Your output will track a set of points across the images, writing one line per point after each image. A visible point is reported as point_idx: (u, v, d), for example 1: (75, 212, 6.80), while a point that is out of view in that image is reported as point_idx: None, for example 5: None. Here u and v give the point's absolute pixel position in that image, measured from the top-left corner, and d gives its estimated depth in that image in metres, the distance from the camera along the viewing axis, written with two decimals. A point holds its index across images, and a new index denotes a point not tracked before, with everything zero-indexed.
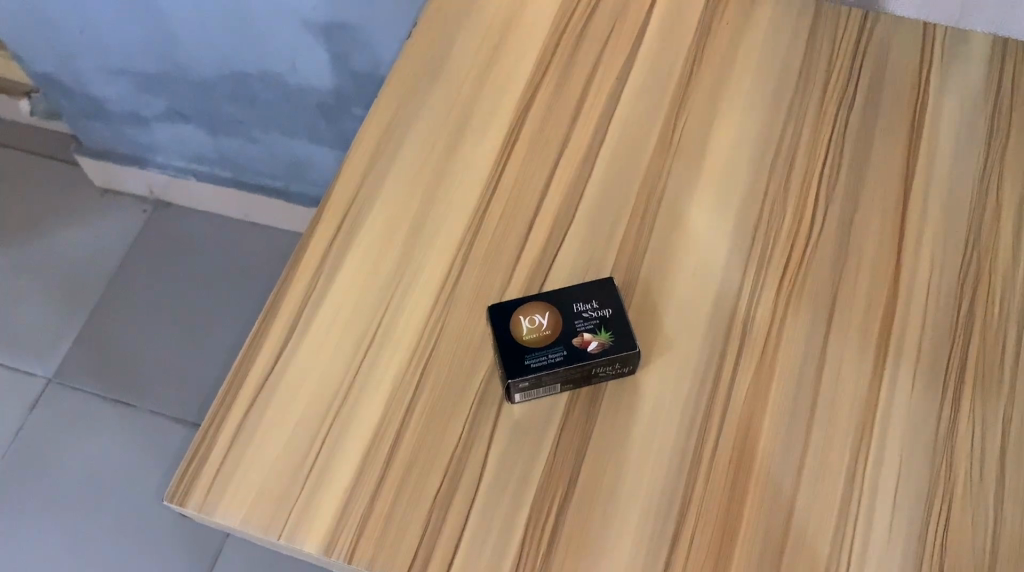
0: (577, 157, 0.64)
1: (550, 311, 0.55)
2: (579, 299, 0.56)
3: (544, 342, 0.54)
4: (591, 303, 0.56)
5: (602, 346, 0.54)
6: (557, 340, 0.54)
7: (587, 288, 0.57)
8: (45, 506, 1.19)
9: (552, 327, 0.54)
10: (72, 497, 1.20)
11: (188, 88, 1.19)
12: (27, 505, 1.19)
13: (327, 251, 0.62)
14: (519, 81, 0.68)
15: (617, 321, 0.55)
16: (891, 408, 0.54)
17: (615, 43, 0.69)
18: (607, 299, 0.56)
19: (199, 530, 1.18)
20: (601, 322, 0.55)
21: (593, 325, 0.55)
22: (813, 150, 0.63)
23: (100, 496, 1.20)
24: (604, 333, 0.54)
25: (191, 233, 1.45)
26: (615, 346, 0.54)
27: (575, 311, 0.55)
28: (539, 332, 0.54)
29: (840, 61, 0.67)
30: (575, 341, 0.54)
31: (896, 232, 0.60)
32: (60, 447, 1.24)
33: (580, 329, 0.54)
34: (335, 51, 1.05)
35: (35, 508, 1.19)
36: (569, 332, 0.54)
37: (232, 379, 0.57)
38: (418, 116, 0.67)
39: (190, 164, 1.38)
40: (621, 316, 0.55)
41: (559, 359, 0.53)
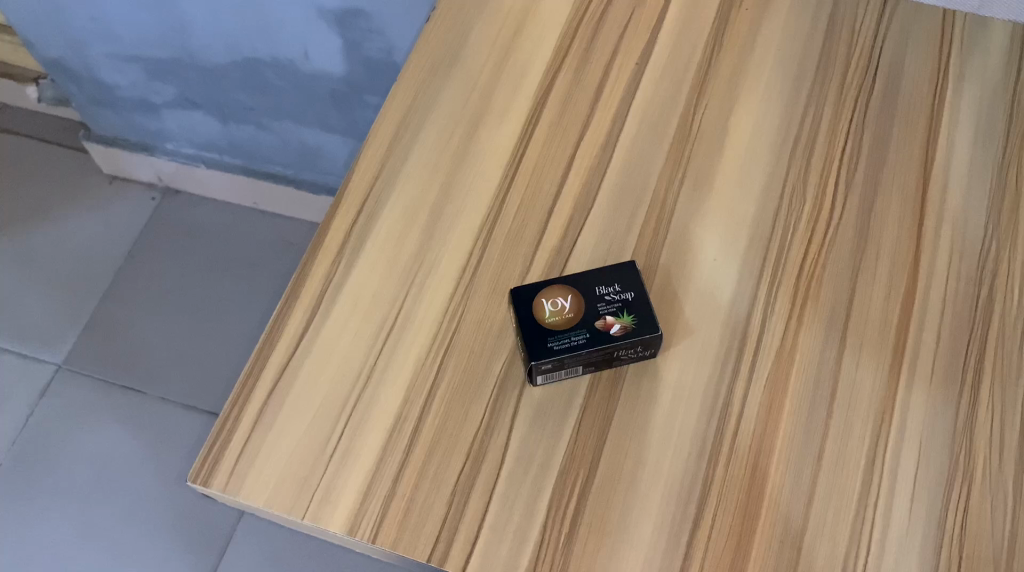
0: (597, 143, 0.64)
1: (572, 295, 0.55)
2: (601, 283, 0.56)
3: (567, 325, 0.54)
4: (613, 287, 0.56)
5: (624, 329, 0.54)
6: (579, 323, 0.54)
7: (608, 272, 0.57)
8: (56, 494, 1.20)
9: (574, 311, 0.55)
10: (82, 485, 1.21)
11: (199, 75, 1.20)
12: (38, 492, 1.20)
13: (348, 236, 0.62)
14: (538, 67, 0.68)
15: (639, 305, 0.55)
16: (911, 395, 0.54)
17: (633, 31, 0.69)
18: (628, 283, 0.56)
19: (210, 516, 1.19)
20: (623, 305, 0.55)
21: (615, 308, 0.55)
22: (832, 137, 0.63)
23: (110, 484, 1.21)
24: (626, 317, 0.54)
25: (201, 221, 1.45)
26: (638, 330, 0.54)
27: (597, 294, 0.56)
28: (561, 315, 0.55)
29: (860, 47, 0.67)
30: (598, 324, 0.54)
31: (916, 218, 0.60)
32: (71, 434, 1.24)
33: (602, 313, 0.55)
34: (348, 38, 1.05)
35: (45, 495, 1.20)
36: (592, 315, 0.54)
37: (255, 362, 0.57)
38: (437, 102, 0.67)
39: (200, 152, 1.38)
40: (644, 299, 0.56)
41: (582, 341, 0.53)
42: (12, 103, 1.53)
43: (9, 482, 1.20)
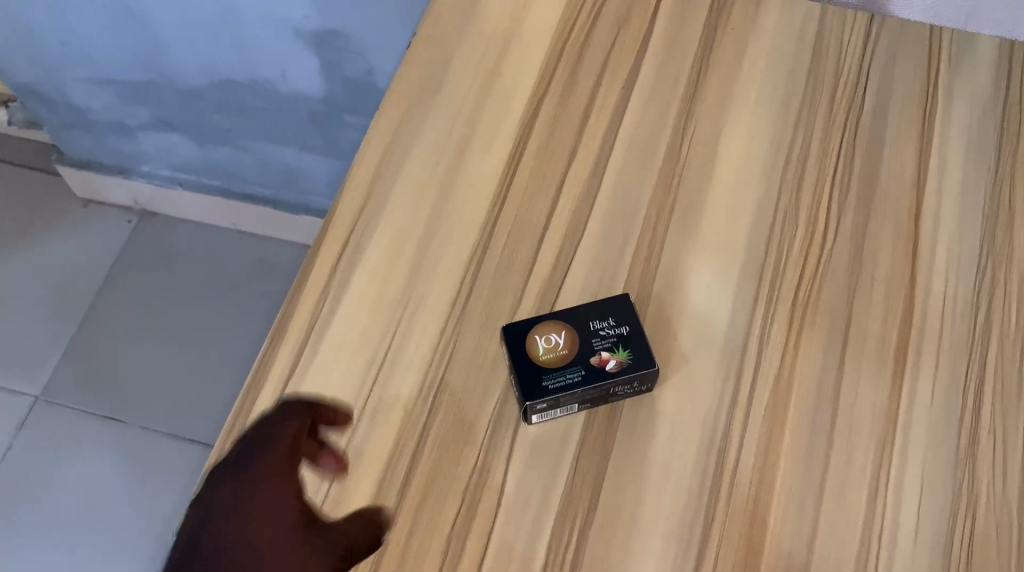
0: (586, 169, 0.63)
1: (566, 330, 0.54)
2: (595, 317, 0.55)
3: (561, 362, 0.53)
4: (608, 321, 0.55)
5: (620, 365, 0.53)
6: (574, 359, 0.53)
7: (602, 305, 0.56)
8: (40, 529, 1.17)
9: (568, 347, 0.54)
10: (66, 519, 1.19)
11: (175, 97, 1.18)
12: (20, 527, 1.17)
13: (333, 271, 0.60)
14: (523, 92, 0.67)
15: (635, 339, 0.54)
16: (912, 421, 0.53)
17: (619, 53, 0.68)
18: (623, 316, 0.55)
19: None
20: (618, 340, 0.54)
21: (610, 343, 0.54)
22: (823, 158, 0.62)
23: (96, 518, 1.19)
24: (622, 352, 0.53)
25: (180, 242, 1.43)
26: (635, 366, 0.53)
27: (592, 329, 0.54)
28: (555, 352, 0.53)
29: (848, 65, 0.66)
30: (593, 360, 0.53)
31: (911, 239, 0.59)
32: (53, 466, 1.22)
33: (597, 348, 0.53)
34: (327, 59, 1.04)
35: (28, 530, 1.17)
36: (587, 351, 0.53)
37: (242, 404, 0.56)
38: (421, 130, 0.65)
39: (176, 173, 1.36)
40: (638, 333, 0.54)
41: (577, 379, 0.52)
42: None
43: None
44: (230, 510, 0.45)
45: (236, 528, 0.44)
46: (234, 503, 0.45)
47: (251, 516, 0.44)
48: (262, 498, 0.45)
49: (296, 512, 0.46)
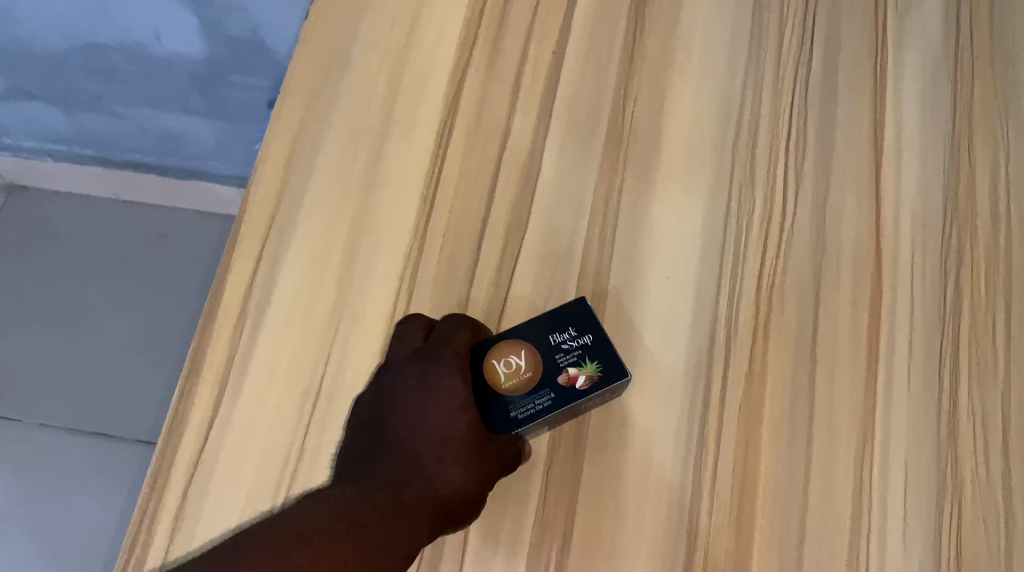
0: (522, 152, 0.57)
1: (525, 349, 0.47)
2: (555, 328, 0.48)
3: (526, 389, 0.47)
4: (569, 329, 0.48)
5: (590, 382, 0.47)
6: (540, 384, 0.47)
7: (560, 313, 0.49)
8: None
9: (532, 369, 0.47)
10: None
11: (32, 65, 1.06)
12: None
13: (251, 292, 0.54)
14: (444, 65, 0.60)
15: (602, 347, 0.48)
16: (890, 409, 0.50)
17: (545, 13, 0.61)
18: (584, 322, 0.48)
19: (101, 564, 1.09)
20: (584, 351, 0.47)
21: (575, 357, 0.47)
22: (776, 123, 0.58)
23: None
24: (590, 365, 0.47)
25: (57, 217, 1.30)
26: (608, 383, 0.47)
27: (553, 342, 0.48)
28: (517, 378, 0.47)
29: (793, 15, 0.61)
30: (561, 380, 0.47)
31: (872, 208, 0.56)
32: None
33: (563, 366, 0.47)
34: (205, 17, 0.93)
35: None
36: (552, 372, 0.47)
37: (163, 454, 0.49)
38: (333, 118, 0.58)
39: (43, 145, 1.23)
40: (605, 339, 0.48)
41: (547, 407, 0.46)
42: None
43: None
44: (409, 410, 0.47)
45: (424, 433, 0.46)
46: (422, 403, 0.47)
47: (427, 419, 0.46)
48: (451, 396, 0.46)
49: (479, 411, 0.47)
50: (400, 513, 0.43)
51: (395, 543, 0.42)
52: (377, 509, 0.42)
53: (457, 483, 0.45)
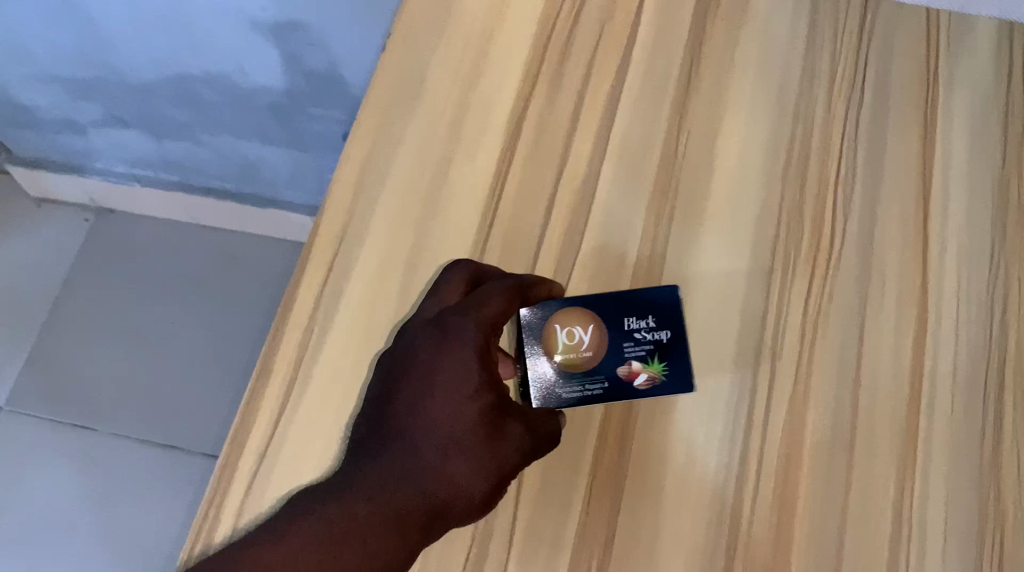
0: (578, 177, 0.60)
1: (598, 328, 0.53)
2: (635, 316, 0.53)
3: (586, 365, 0.52)
4: (648, 322, 0.53)
5: (650, 381, 0.52)
6: (601, 366, 0.52)
7: (644, 303, 0.54)
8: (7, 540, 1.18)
9: (596, 348, 0.52)
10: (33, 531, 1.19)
11: (125, 93, 1.14)
12: None
13: (319, 297, 0.57)
14: (507, 94, 0.63)
15: (672, 349, 0.53)
16: (931, 434, 0.51)
17: (605, 46, 0.64)
18: (663, 319, 0.53)
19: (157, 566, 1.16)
20: (654, 348, 0.53)
21: (644, 351, 0.53)
22: (826, 155, 0.60)
23: (61, 530, 1.19)
24: (655, 365, 0.52)
25: (137, 238, 1.40)
26: (665, 385, 0.52)
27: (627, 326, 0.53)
28: (575, 352, 0.52)
29: (846, 50, 0.63)
30: (624, 370, 0.52)
31: (919, 240, 0.57)
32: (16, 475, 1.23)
33: (630, 356, 0.52)
34: (287, 51, 0.99)
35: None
36: (618, 358, 0.52)
37: (231, 446, 0.53)
38: (402, 139, 0.62)
39: (132, 169, 1.33)
40: (676, 342, 0.53)
41: (598, 391, 0.52)
42: None
43: None
44: (421, 398, 0.47)
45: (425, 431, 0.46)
46: (427, 400, 0.47)
47: (439, 412, 0.46)
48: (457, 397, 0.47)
49: (486, 413, 0.47)
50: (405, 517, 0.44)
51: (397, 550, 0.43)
52: (372, 517, 0.43)
53: (456, 486, 0.46)
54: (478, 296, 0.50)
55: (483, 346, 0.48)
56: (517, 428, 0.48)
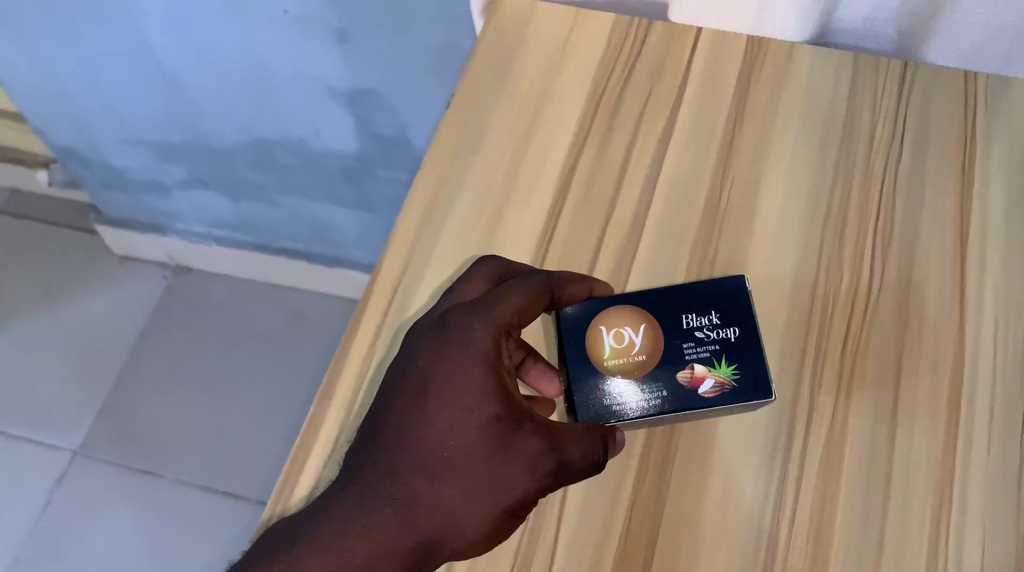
0: (625, 223, 0.64)
1: (654, 330, 0.56)
2: (698, 316, 0.56)
3: (644, 370, 0.55)
4: (711, 322, 0.56)
5: (717, 385, 0.54)
6: (662, 370, 0.55)
7: (706, 300, 0.57)
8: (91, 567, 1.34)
9: (651, 351, 0.55)
10: (113, 561, 1.34)
11: (207, 157, 1.22)
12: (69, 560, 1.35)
13: (380, 328, 0.61)
14: (561, 147, 0.67)
15: (737, 349, 0.55)
16: (969, 473, 0.52)
17: (654, 103, 0.68)
18: (727, 316, 0.56)
19: None
20: (719, 350, 0.55)
21: (708, 354, 0.55)
22: (865, 206, 0.62)
23: (138, 560, 1.34)
24: (722, 369, 0.55)
25: (210, 296, 1.57)
26: (731, 388, 0.54)
27: (686, 326, 0.56)
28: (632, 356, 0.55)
29: (885, 107, 0.66)
30: (688, 375, 0.55)
31: (956, 286, 0.59)
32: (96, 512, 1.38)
33: (693, 360, 0.55)
34: (359, 116, 1.05)
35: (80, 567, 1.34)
36: (681, 361, 0.55)
37: (294, 463, 0.57)
38: (461, 186, 0.66)
39: (210, 230, 1.45)
40: (742, 342, 0.55)
41: (659, 401, 0.54)
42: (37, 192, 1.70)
43: (41, 559, 1.35)
44: (434, 412, 0.50)
45: (422, 446, 0.50)
46: (426, 415, 0.51)
47: (449, 427, 0.50)
48: (452, 411, 0.50)
49: (484, 428, 0.50)
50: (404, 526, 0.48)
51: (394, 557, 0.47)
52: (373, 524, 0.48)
53: (459, 501, 0.49)
54: (503, 292, 0.54)
55: (492, 352, 0.52)
56: (525, 445, 0.50)
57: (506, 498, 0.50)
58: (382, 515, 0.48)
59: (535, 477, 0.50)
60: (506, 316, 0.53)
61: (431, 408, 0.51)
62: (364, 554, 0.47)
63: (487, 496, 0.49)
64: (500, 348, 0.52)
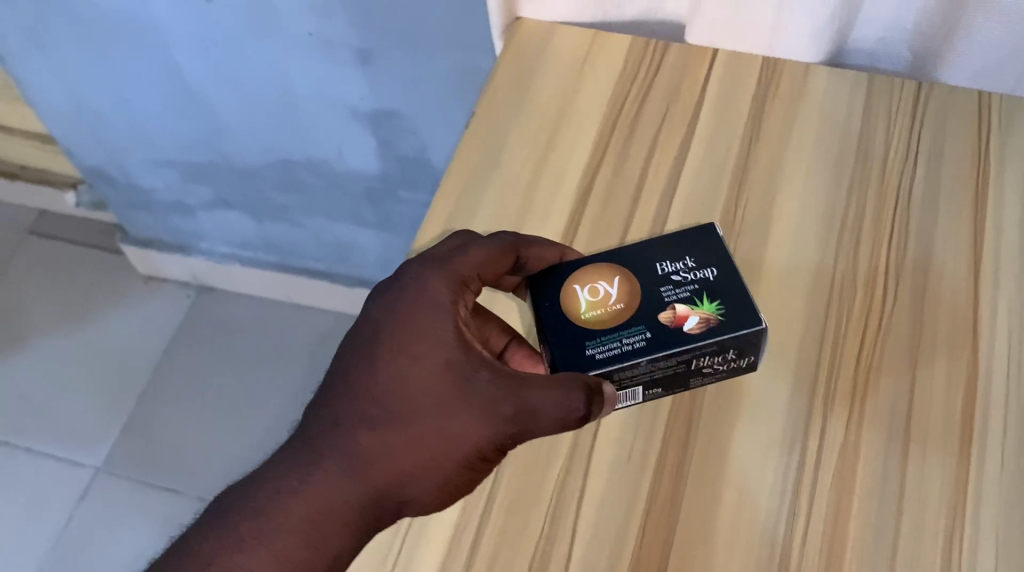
0: (641, 239, 0.65)
1: (630, 285, 0.57)
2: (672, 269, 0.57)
3: (623, 318, 0.55)
4: (686, 272, 0.57)
5: (701, 319, 0.54)
6: (643, 316, 0.55)
7: (677, 255, 0.58)
8: None
9: (629, 301, 0.56)
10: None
11: (232, 178, 1.25)
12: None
13: None
14: (578, 165, 0.69)
15: (714, 289, 0.56)
16: (982, 487, 0.52)
17: (670, 123, 0.70)
18: (700, 265, 0.57)
19: None
20: (695, 292, 0.56)
21: (686, 296, 0.55)
22: (879, 223, 0.63)
23: None
24: (703, 307, 0.55)
25: (234, 316, 1.59)
26: (715, 319, 0.54)
27: (661, 275, 0.57)
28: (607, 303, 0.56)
29: (899, 127, 0.67)
30: (670, 314, 0.55)
31: (970, 303, 0.59)
32: (117, 529, 1.40)
33: (672, 302, 0.55)
34: (382, 137, 1.07)
35: None
36: (660, 305, 0.55)
37: None
38: (479, 203, 0.68)
39: (234, 250, 1.47)
40: (718, 283, 0.56)
41: (643, 341, 0.54)
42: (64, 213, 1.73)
43: None
44: (388, 362, 0.52)
45: (376, 397, 0.52)
46: (377, 367, 0.52)
47: (400, 376, 0.52)
48: (404, 359, 0.52)
49: (438, 375, 0.52)
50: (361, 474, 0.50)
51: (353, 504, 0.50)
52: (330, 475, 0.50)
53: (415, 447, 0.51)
54: (461, 250, 0.56)
55: (446, 304, 0.54)
56: (480, 394, 0.51)
57: (458, 445, 0.51)
58: (333, 471, 0.50)
59: (491, 423, 0.51)
60: (463, 270, 0.55)
61: (382, 359, 0.53)
62: (327, 505, 0.49)
63: (437, 444, 0.51)
64: (456, 300, 0.54)
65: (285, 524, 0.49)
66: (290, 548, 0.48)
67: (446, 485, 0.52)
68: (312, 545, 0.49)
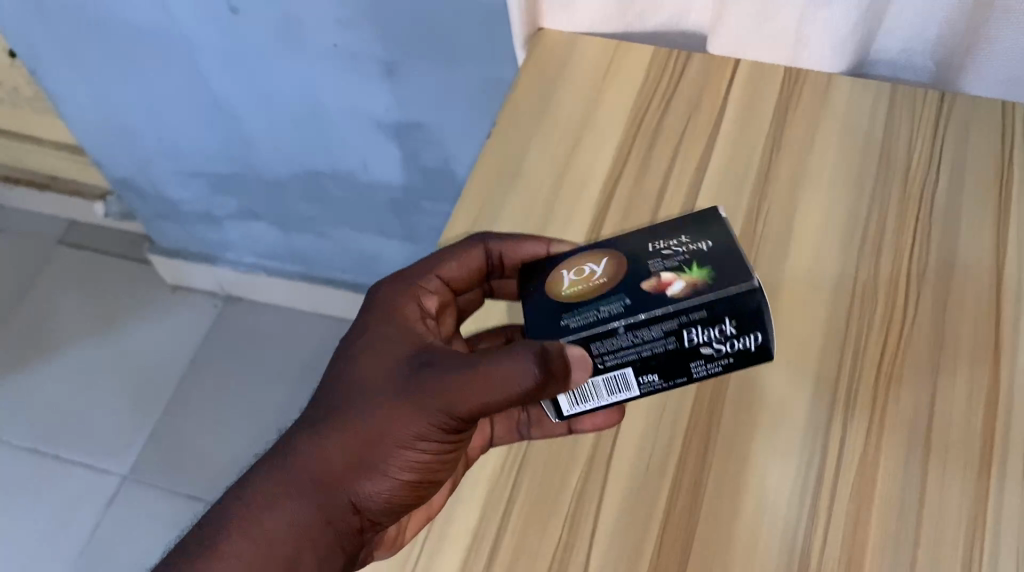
0: None
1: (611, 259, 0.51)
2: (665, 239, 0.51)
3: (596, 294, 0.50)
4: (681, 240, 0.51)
5: (689, 285, 0.47)
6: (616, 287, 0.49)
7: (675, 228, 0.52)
8: None
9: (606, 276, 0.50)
10: None
11: (259, 189, 1.26)
12: None
13: None
14: (599, 176, 0.69)
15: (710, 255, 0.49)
16: (1003, 499, 0.52)
17: (692, 135, 0.70)
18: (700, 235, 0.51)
19: None
20: (689, 259, 0.49)
21: (676, 264, 0.49)
22: (900, 234, 0.63)
23: None
24: (696, 272, 0.48)
25: (259, 327, 1.61)
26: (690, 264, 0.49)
27: (652, 250, 0.51)
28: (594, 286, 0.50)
29: (921, 138, 0.66)
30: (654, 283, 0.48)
31: (992, 315, 0.59)
32: (143, 536, 1.41)
33: (659, 272, 0.49)
34: (406, 149, 1.08)
35: None
36: (643, 276, 0.49)
37: None
38: (501, 213, 0.68)
39: (259, 260, 1.49)
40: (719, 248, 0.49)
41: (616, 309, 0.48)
42: (93, 224, 1.76)
43: None
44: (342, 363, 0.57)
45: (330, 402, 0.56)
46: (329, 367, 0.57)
47: (350, 380, 0.55)
48: (353, 361, 0.56)
49: (379, 375, 0.55)
50: (303, 474, 0.54)
51: (296, 504, 0.54)
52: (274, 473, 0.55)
53: (353, 445, 0.54)
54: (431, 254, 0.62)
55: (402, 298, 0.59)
56: (406, 381, 0.53)
57: (393, 432, 0.54)
58: (282, 475, 0.55)
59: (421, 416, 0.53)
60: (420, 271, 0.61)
61: (338, 359, 0.57)
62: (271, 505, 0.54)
63: (372, 433, 0.54)
64: (412, 297, 0.59)
65: (234, 530, 0.53)
66: (242, 550, 0.53)
67: (396, 474, 0.55)
68: (265, 545, 0.53)
